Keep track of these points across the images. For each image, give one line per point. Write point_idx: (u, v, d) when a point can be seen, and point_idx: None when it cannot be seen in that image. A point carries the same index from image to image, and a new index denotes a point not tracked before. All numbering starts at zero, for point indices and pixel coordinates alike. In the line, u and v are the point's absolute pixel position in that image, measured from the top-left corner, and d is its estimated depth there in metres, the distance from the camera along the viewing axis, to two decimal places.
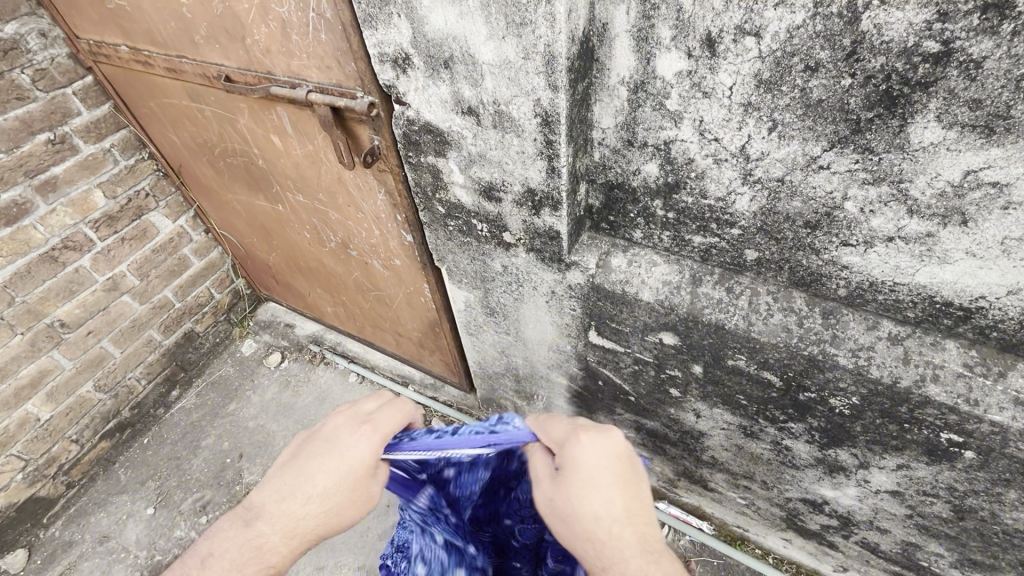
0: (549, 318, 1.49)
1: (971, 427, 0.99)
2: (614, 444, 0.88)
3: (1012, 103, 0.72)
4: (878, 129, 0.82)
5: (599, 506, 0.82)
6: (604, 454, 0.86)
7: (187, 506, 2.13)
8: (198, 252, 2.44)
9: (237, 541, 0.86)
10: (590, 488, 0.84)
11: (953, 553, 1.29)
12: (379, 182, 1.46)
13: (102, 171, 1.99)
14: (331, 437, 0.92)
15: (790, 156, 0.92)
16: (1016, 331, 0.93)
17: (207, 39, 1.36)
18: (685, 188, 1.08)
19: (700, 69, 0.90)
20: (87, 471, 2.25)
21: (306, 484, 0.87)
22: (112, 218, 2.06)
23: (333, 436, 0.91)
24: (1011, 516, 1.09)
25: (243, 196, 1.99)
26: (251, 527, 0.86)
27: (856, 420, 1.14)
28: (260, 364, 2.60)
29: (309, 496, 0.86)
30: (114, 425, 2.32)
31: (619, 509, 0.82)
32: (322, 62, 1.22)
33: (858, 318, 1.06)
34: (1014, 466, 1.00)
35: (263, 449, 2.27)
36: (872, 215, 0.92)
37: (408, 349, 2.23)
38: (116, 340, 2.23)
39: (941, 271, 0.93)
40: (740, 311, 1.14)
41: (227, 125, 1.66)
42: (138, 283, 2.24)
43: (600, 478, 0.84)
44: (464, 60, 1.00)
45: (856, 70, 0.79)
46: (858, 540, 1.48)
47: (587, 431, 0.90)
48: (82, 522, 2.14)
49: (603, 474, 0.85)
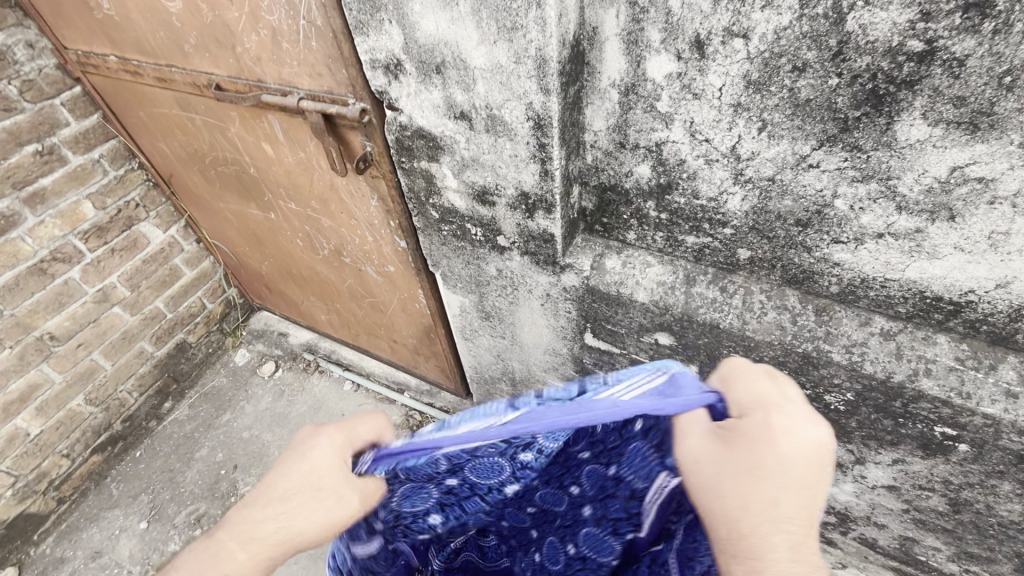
0: (544, 321, 1.49)
1: (965, 420, 1.00)
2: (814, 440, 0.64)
3: (995, 100, 0.73)
4: (866, 127, 0.84)
5: (761, 498, 0.63)
6: (799, 447, 0.63)
7: (181, 520, 2.10)
8: (190, 262, 2.42)
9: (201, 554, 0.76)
10: (757, 480, 0.63)
11: (951, 547, 1.30)
12: (371, 188, 1.46)
13: (91, 181, 1.97)
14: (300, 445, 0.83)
15: (780, 155, 0.93)
16: (1005, 324, 0.94)
17: (197, 48, 1.36)
18: (678, 189, 1.09)
19: (690, 71, 0.91)
20: (78, 485, 2.22)
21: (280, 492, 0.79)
22: (101, 229, 2.05)
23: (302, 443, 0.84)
24: (1006, 508, 1.10)
25: (235, 204, 1.98)
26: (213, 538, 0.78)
27: (851, 416, 1.15)
28: (253, 373, 2.58)
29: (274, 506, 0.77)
30: (106, 439, 2.29)
31: (786, 515, 0.62)
32: (313, 69, 1.22)
33: (851, 314, 1.07)
34: (1008, 458, 1.01)
35: (258, 459, 2.25)
36: (862, 212, 0.93)
37: (403, 355, 2.22)
38: (107, 352, 2.21)
39: (931, 266, 0.94)
40: (734, 310, 1.15)
41: (218, 133, 1.65)
42: (129, 294, 2.22)
43: (772, 470, 0.63)
44: (456, 65, 1.01)
45: (843, 69, 0.80)
46: (856, 536, 1.48)
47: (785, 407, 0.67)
48: (73, 538, 2.11)
49: (788, 478, 0.62)
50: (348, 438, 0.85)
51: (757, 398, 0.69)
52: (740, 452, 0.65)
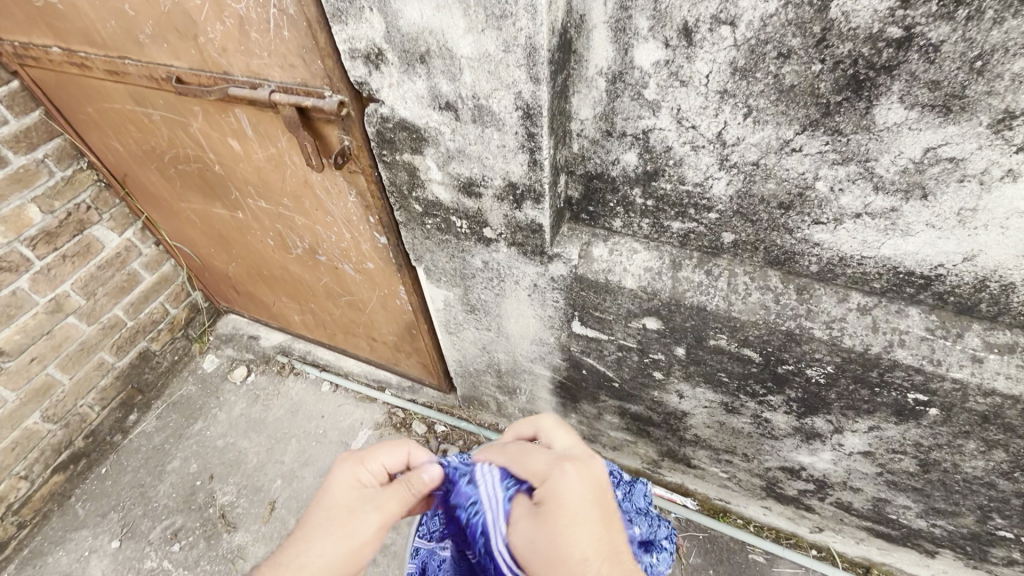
0: (531, 311, 1.49)
1: (935, 385, 1.07)
2: (578, 486, 0.88)
3: (966, 84, 0.78)
4: (846, 112, 0.87)
5: (578, 538, 0.82)
6: (574, 489, 0.88)
7: (157, 535, 2.01)
8: (149, 266, 2.31)
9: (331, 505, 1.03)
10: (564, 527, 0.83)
11: (919, 504, 1.39)
12: (349, 183, 1.42)
13: (36, 183, 1.83)
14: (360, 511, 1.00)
15: (764, 140, 0.96)
16: (970, 295, 1.01)
17: (154, 38, 1.28)
18: (664, 176, 1.11)
19: (677, 58, 0.93)
20: (39, 508, 2.09)
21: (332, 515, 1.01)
22: (50, 234, 1.92)
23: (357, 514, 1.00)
24: (969, 465, 1.20)
25: (198, 204, 1.88)
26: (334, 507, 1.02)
27: (831, 388, 1.21)
28: (224, 380, 2.47)
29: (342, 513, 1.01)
30: (67, 457, 2.16)
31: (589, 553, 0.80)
32: (285, 60, 1.17)
33: (830, 291, 1.12)
34: (974, 418, 1.10)
35: (236, 467, 2.17)
36: (841, 193, 0.97)
37: (382, 352, 2.17)
38: (63, 365, 2.09)
39: (904, 243, 0.99)
40: (719, 293, 1.18)
41: (179, 129, 1.56)
42: (84, 303, 2.10)
43: (579, 511, 0.85)
44: (442, 54, 0.99)
45: (826, 56, 0.83)
46: (833, 501, 1.56)
47: (557, 463, 0.93)
48: (38, 564, 1.99)
49: (586, 505, 0.86)
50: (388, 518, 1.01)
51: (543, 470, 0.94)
52: (548, 495, 0.89)
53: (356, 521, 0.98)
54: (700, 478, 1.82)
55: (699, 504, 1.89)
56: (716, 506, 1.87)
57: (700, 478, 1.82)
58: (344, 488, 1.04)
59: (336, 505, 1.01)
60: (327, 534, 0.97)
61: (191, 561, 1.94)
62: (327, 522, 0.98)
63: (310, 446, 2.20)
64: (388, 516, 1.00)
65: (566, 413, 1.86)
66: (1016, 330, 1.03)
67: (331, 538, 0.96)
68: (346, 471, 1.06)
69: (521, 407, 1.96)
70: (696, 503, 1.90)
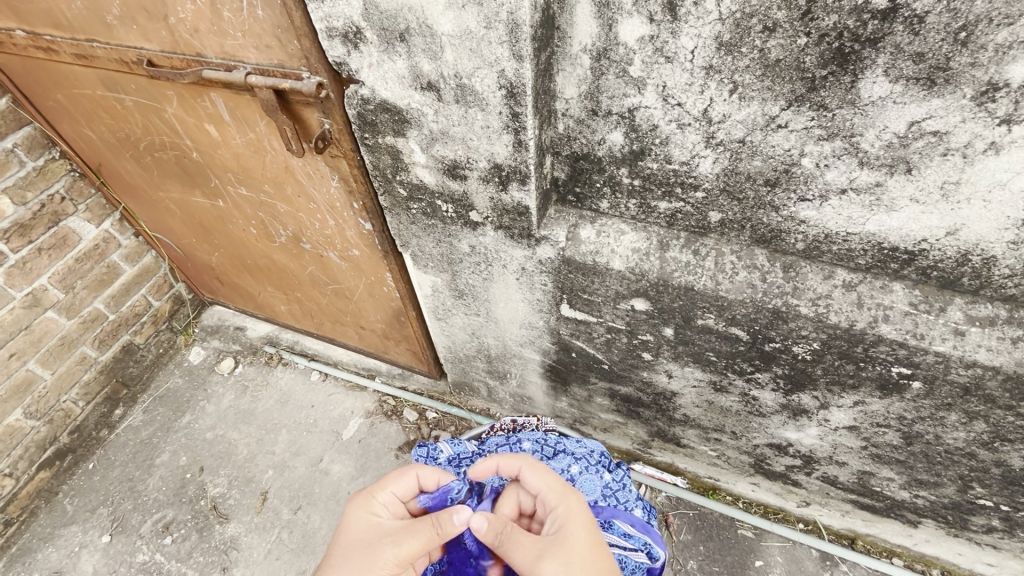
0: (519, 295, 1.48)
1: (919, 358, 1.09)
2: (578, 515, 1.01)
3: (950, 56, 0.78)
4: (832, 86, 0.86)
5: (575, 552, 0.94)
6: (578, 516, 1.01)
7: (148, 529, 2.00)
8: (129, 257, 2.26)
9: (348, 541, 1.02)
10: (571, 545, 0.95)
11: (903, 476, 1.42)
12: (331, 168, 1.39)
13: (7, 174, 1.78)
14: (374, 552, 0.97)
15: (750, 117, 0.95)
16: (953, 269, 1.02)
17: (122, 20, 1.23)
18: (650, 155, 1.10)
19: (662, 34, 0.91)
20: (26, 505, 2.06)
21: (346, 556, 0.99)
22: (24, 226, 1.86)
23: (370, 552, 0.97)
24: (951, 436, 1.22)
25: (177, 193, 1.84)
26: (352, 541, 1.02)
27: (817, 364, 1.22)
28: (211, 372, 2.45)
29: (354, 552, 0.99)
30: (52, 453, 2.14)
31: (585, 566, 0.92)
32: (260, 41, 1.13)
33: (816, 269, 1.13)
34: (955, 390, 1.12)
35: (226, 459, 2.16)
36: (827, 169, 0.97)
37: (371, 341, 2.15)
38: (44, 360, 2.06)
39: (889, 219, 1.00)
40: (707, 272, 1.18)
41: (152, 115, 1.52)
42: (64, 297, 2.06)
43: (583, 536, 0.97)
44: (422, 32, 0.96)
45: (811, 29, 0.82)
46: (819, 475, 1.59)
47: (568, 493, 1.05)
48: (27, 561, 1.96)
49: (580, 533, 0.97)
50: (401, 550, 0.97)
51: (558, 488, 1.06)
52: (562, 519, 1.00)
53: (376, 554, 0.97)
54: (689, 457, 1.84)
55: (689, 482, 1.92)
56: (706, 484, 1.90)
57: (690, 457, 1.84)
58: (362, 524, 1.05)
59: (353, 542, 1.02)
60: (347, 571, 0.95)
61: (184, 553, 1.93)
62: (348, 557, 0.98)
63: (301, 435, 2.19)
64: (409, 552, 0.97)
65: (557, 397, 1.86)
66: (997, 303, 1.05)
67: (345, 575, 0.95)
68: (360, 506, 1.08)
69: (511, 392, 1.97)
70: (686, 481, 1.93)
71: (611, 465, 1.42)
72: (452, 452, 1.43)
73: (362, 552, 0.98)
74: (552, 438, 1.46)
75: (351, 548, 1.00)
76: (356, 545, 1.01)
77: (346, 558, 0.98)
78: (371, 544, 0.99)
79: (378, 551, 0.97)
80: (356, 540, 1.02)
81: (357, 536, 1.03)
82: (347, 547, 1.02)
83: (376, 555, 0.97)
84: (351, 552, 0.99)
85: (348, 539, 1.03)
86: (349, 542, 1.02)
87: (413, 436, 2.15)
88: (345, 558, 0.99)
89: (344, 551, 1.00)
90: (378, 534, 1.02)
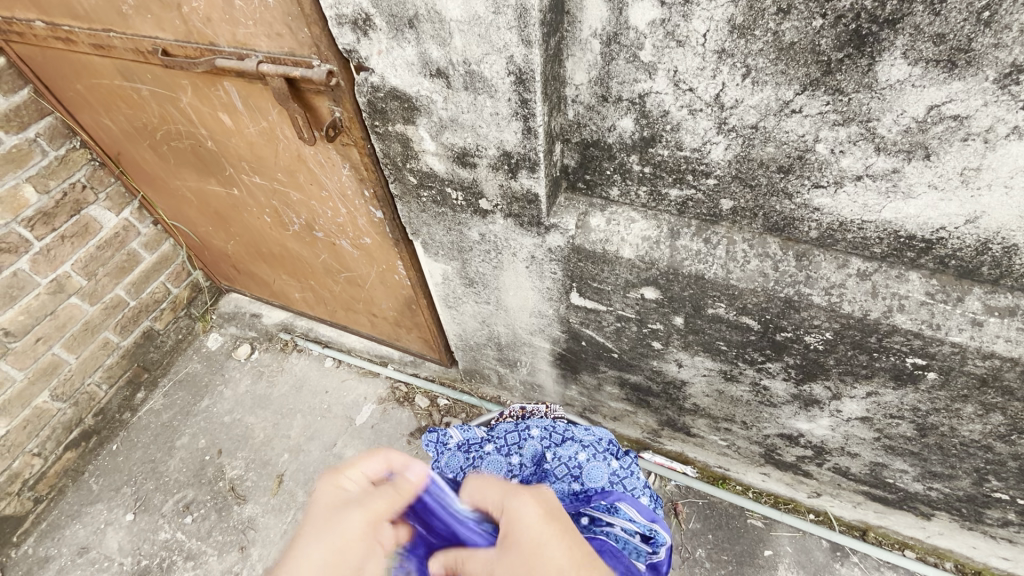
0: (529, 283, 1.49)
1: (934, 349, 1.07)
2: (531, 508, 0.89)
3: (972, 36, 0.75)
4: (848, 69, 0.84)
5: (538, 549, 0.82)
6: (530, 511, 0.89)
7: (169, 508, 2.06)
8: (148, 245, 2.30)
9: (309, 516, 0.94)
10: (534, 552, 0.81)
11: (916, 468, 1.41)
12: (342, 157, 1.40)
13: (30, 163, 1.83)
14: (340, 519, 0.90)
15: (764, 102, 0.94)
16: (972, 258, 1.00)
17: (137, 10, 1.24)
18: (661, 142, 1.08)
19: (674, 17, 0.89)
20: (55, 483, 2.15)
21: (307, 529, 0.90)
22: (47, 215, 1.92)
23: (340, 519, 0.90)
24: (967, 428, 1.20)
25: (193, 181, 1.87)
26: (313, 513, 0.94)
27: (829, 354, 1.20)
28: (228, 358, 2.50)
29: (315, 523, 0.91)
30: (78, 434, 2.22)
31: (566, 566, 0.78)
32: (271, 29, 1.14)
33: (829, 257, 1.11)
34: (971, 381, 1.10)
35: (243, 442, 2.21)
36: (842, 155, 0.95)
37: (383, 328, 2.18)
38: (69, 345, 2.13)
39: (906, 206, 0.98)
40: (718, 260, 1.17)
41: (168, 104, 1.54)
42: (86, 283, 2.11)
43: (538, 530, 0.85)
44: (431, 18, 0.96)
45: (827, 10, 0.80)
46: (831, 466, 1.58)
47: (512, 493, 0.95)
48: (56, 537, 2.05)
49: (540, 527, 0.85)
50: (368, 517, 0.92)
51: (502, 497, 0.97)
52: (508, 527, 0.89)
53: (343, 518, 0.91)
54: (700, 446, 1.84)
55: (698, 471, 1.92)
56: (715, 473, 1.90)
57: (700, 446, 1.84)
58: (327, 498, 0.97)
59: (318, 514, 0.94)
60: (309, 540, 0.87)
61: (204, 532, 1.99)
62: (311, 527, 0.90)
63: (315, 420, 2.24)
64: (377, 513, 0.94)
65: (566, 385, 1.87)
66: (1018, 293, 1.02)
67: (308, 543, 0.86)
68: (328, 481, 1.00)
69: (522, 379, 1.97)
70: (696, 471, 1.93)
71: (619, 453, 1.44)
72: (461, 438, 1.46)
73: (330, 519, 0.90)
74: (561, 426, 1.48)
75: (312, 520, 0.92)
76: (318, 516, 0.92)
77: (309, 529, 0.90)
78: (341, 513, 0.92)
79: (350, 519, 0.91)
80: (319, 510, 0.94)
81: (320, 508, 0.94)
82: (310, 518, 0.93)
83: (344, 521, 0.90)
84: (312, 524, 0.91)
85: (310, 510, 0.95)
86: (310, 515, 0.94)
87: (425, 422, 2.17)
88: (307, 531, 0.90)
89: (304, 524, 0.92)
90: (343, 504, 0.95)
